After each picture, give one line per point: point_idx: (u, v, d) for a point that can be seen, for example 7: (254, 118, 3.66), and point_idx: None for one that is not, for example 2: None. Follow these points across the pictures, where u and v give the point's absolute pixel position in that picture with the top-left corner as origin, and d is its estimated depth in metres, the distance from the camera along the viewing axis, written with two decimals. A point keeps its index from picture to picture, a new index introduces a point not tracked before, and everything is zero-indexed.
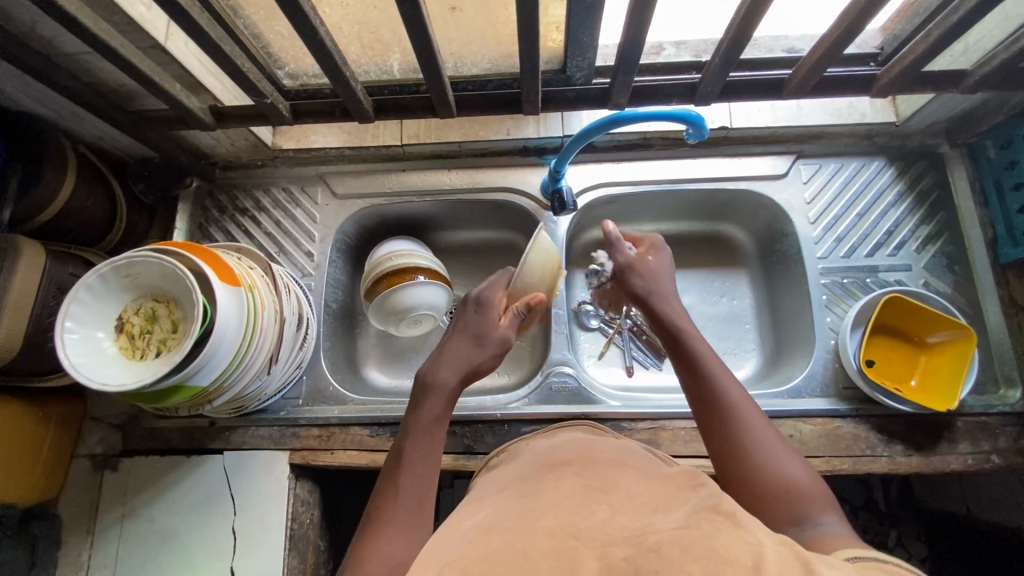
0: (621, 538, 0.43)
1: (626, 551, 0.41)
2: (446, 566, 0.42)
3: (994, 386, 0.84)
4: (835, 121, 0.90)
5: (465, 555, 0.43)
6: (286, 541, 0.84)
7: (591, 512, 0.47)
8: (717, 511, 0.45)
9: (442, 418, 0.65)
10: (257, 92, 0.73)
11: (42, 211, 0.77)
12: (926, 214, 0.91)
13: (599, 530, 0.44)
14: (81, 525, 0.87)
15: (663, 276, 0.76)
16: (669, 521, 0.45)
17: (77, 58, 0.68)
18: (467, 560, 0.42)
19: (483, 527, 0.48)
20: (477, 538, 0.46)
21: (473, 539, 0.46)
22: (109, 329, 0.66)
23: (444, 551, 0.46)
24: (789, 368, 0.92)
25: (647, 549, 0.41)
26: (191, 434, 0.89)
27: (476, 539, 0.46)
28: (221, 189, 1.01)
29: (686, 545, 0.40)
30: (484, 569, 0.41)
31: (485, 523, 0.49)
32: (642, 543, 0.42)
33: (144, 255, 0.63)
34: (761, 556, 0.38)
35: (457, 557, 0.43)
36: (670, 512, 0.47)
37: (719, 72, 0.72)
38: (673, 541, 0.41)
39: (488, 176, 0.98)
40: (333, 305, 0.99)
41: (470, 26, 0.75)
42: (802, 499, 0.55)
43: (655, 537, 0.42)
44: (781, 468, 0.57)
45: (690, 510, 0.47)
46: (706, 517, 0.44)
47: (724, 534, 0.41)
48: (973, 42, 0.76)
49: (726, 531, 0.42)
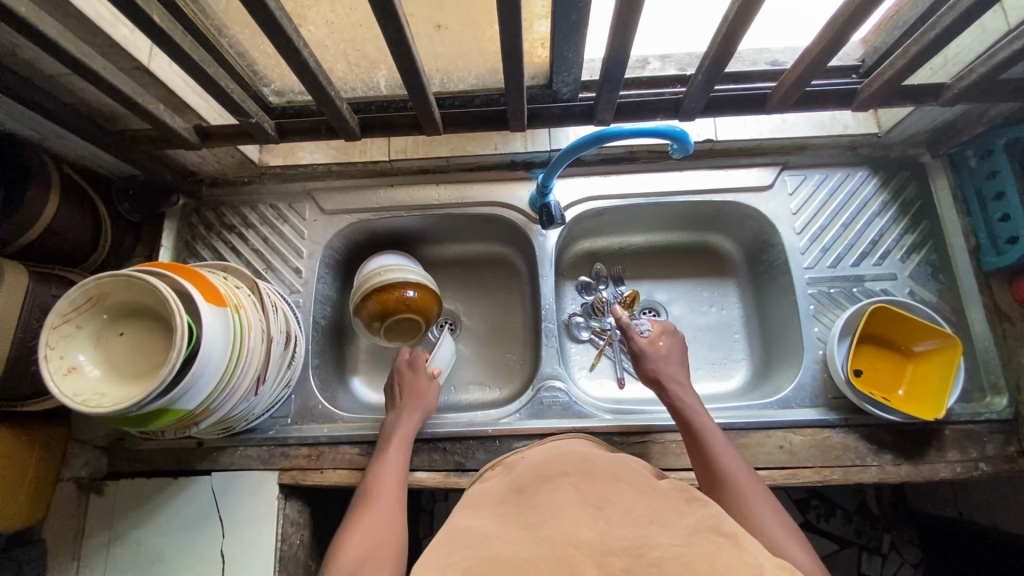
0: (620, 548, 0.44)
1: (626, 562, 0.42)
2: (449, 568, 0.43)
3: (981, 394, 0.85)
4: (819, 132, 0.92)
5: (464, 565, 0.44)
6: (276, 563, 0.83)
7: (586, 523, 0.47)
8: (718, 532, 0.45)
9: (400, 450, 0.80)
10: (243, 112, 0.73)
11: (27, 232, 0.76)
12: (910, 223, 0.93)
13: (597, 540, 0.45)
14: (65, 551, 0.85)
15: (674, 360, 0.82)
16: (668, 536, 0.45)
17: (59, 79, 0.68)
18: (467, 563, 0.44)
19: (480, 534, 0.49)
20: (472, 550, 0.47)
21: (473, 543, 0.47)
22: (91, 351, 0.64)
23: (441, 555, 0.47)
24: (778, 377, 0.92)
25: (647, 563, 0.42)
26: (179, 455, 0.89)
27: (473, 546, 0.46)
28: (209, 207, 1.00)
29: (687, 561, 0.41)
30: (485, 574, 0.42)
31: (485, 528, 0.50)
32: (642, 556, 0.43)
33: (118, 275, 0.62)
34: None
35: (459, 559, 0.44)
36: (669, 527, 0.47)
37: (703, 88, 0.72)
38: (674, 558, 0.42)
39: (476, 190, 0.98)
40: (321, 322, 0.98)
41: (456, 43, 0.76)
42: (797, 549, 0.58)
43: (655, 551, 0.43)
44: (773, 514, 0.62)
45: (687, 528, 0.47)
46: (707, 537, 0.45)
47: (726, 552, 0.42)
48: (951, 55, 0.77)
49: (725, 549, 0.43)
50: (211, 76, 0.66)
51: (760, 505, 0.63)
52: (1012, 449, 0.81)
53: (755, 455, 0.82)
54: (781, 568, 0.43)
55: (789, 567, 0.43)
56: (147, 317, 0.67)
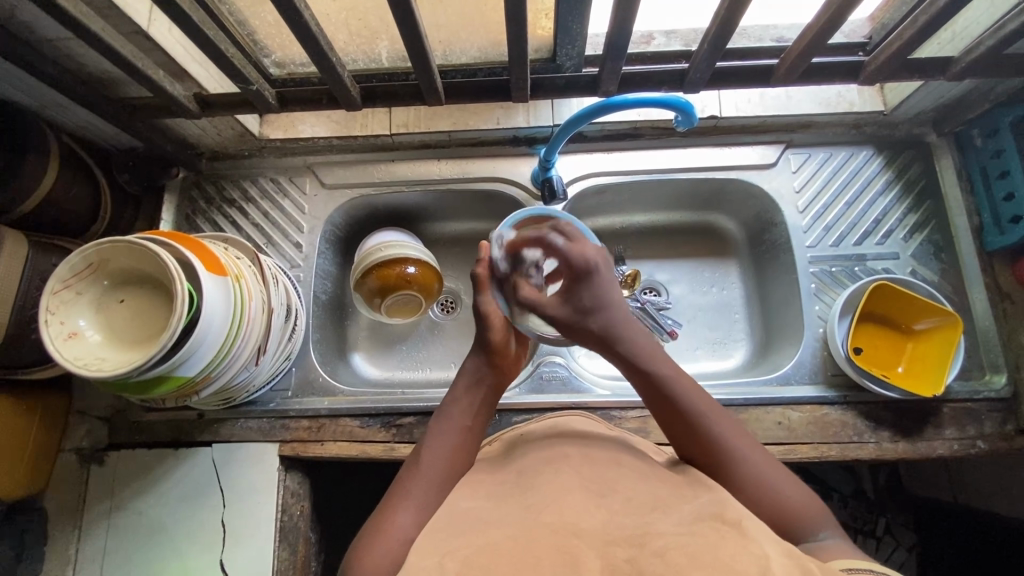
0: (623, 538, 0.45)
1: (627, 554, 0.43)
2: (444, 562, 0.44)
3: (980, 372, 0.85)
4: (824, 110, 0.90)
5: (465, 548, 0.45)
6: (276, 532, 0.84)
7: (587, 512, 0.48)
8: (723, 521, 0.46)
9: (468, 404, 0.67)
10: (243, 79, 0.72)
11: (25, 202, 0.76)
12: (913, 203, 0.92)
13: (600, 528, 0.46)
14: (68, 519, 0.86)
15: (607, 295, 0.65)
16: (672, 524, 0.46)
17: (58, 43, 0.67)
18: (465, 555, 0.44)
19: (482, 518, 0.49)
20: (474, 532, 0.47)
21: (471, 530, 0.48)
22: (92, 317, 0.64)
23: (443, 541, 0.47)
24: (778, 356, 0.92)
25: (650, 554, 0.43)
26: (179, 426, 0.89)
27: (472, 533, 0.47)
28: (209, 179, 1.00)
29: (691, 551, 0.42)
30: (485, 567, 0.42)
31: (483, 513, 0.50)
32: (645, 546, 0.44)
33: (118, 241, 0.62)
34: (766, 568, 0.40)
35: (455, 553, 0.45)
36: (673, 512, 0.48)
37: (707, 60, 0.71)
38: (678, 548, 0.43)
39: (478, 166, 0.98)
40: (322, 297, 0.98)
41: (459, 14, 0.75)
42: (807, 505, 0.55)
43: (658, 541, 0.44)
44: (767, 469, 0.57)
45: (690, 515, 0.48)
46: (711, 526, 0.45)
47: (729, 542, 0.43)
48: (960, 30, 0.76)
49: (732, 539, 0.43)
50: (212, 41, 0.65)
51: (764, 475, 0.56)
52: (1010, 427, 0.82)
53: (753, 432, 0.82)
54: (784, 552, 0.43)
55: (795, 552, 0.43)
56: (148, 285, 0.67)
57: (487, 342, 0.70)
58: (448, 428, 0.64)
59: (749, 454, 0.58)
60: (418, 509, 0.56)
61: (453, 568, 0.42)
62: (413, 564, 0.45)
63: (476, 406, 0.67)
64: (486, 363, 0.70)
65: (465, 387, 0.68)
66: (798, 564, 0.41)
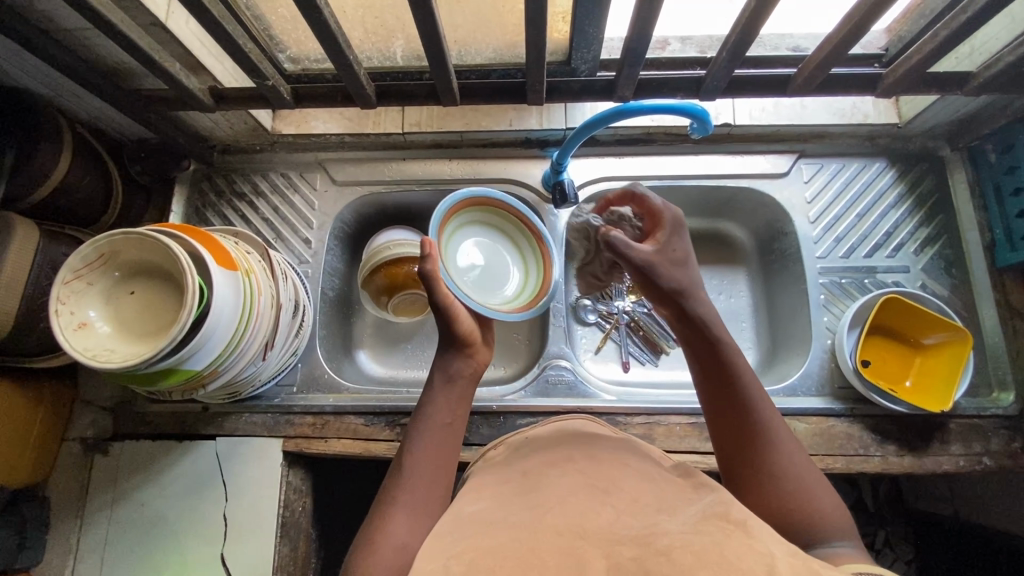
0: (628, 538, 0.45)
1: (633, 552, 0.43)
2: (448, 562, 0.43)
3: (987, 390, 0.85)
4: (838, 121, 0.90)
5: (470, 546, 0.45)
6: (277, 528, 0.84)
7: (592, 512, 0.48)
8: (728, 520, 0.46)
9: (446, 404, 0.66)
10: (259, 74, 0.72)
11: (37, 191, 0.76)
12: (925, 216, 0.92)
13: (604, 527, 0.46)
14: (71, 509, 0.86)
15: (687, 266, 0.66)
16: (676, 524, 0.46)
17: (76, 33, 0.67)
18: (470, 554, 0.44)
19: (488, 518, 0.49)
20: (479, 532, 0.47)
21: (476, 531, 0.48)
22: (102, 309, 0.64)
23: (448, 541, 0.47)
24: (785, 366, 0.92)
25: (655, 551, 0.42)
26: (182, 418, 0.89)
27: (477, 534, 0.47)
28: (220, 173, 1.00)
29: (696, 550, 0.42)
30: (489, 565, 0.42)
31: (489, 514, 0.50)
32: (650, 545, 0.43)
33: (131, 233, 0.62)
34: (772, 569, 0.40)
35: (459, 553, 0.44)
36: (678, 514, 0.48)
37: (726, 67, 0.71)
38: (683, 546, 0.42)
39: (489, 167, 0.98)
40: (329, 293, 0.98)
41: (476, 14, 0.74)
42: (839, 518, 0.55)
43: (663, 540, 0.44)
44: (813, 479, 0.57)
45: (695, 515, 0.47)
46: (717, 525, 0.45)
47: (735, 541, 0.43)
48: (979, 44, 0.76)
49: (738, 538, 0.43)
50: (229, 34, 0.64)
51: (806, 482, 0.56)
52: (1016, 445, 0.81)
53: None
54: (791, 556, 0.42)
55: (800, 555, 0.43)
56: (157, 277, 0.66)
57: (453, 334, 0.67)
58: (431, 431, 0.63)
59: (799, 461, 0.58)
60: (412, 516, 0.57)
61: (461, 568, 0.42)
62: (419, 563, 0.45)
63: (454, 402, 0.66)
64: (456, 355, 0.68)
65: (443, 386, 0.67)
66: (804, 566, 0.41)
